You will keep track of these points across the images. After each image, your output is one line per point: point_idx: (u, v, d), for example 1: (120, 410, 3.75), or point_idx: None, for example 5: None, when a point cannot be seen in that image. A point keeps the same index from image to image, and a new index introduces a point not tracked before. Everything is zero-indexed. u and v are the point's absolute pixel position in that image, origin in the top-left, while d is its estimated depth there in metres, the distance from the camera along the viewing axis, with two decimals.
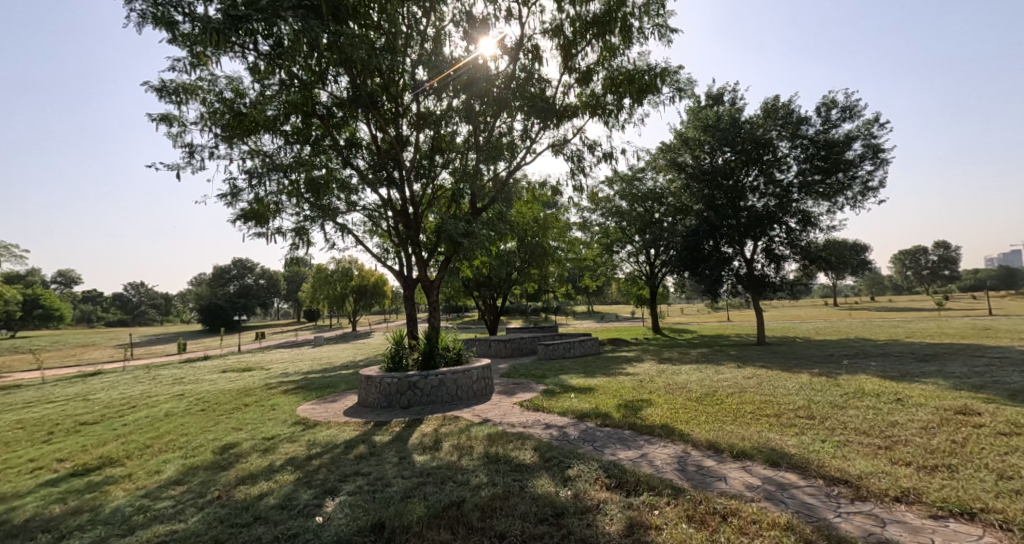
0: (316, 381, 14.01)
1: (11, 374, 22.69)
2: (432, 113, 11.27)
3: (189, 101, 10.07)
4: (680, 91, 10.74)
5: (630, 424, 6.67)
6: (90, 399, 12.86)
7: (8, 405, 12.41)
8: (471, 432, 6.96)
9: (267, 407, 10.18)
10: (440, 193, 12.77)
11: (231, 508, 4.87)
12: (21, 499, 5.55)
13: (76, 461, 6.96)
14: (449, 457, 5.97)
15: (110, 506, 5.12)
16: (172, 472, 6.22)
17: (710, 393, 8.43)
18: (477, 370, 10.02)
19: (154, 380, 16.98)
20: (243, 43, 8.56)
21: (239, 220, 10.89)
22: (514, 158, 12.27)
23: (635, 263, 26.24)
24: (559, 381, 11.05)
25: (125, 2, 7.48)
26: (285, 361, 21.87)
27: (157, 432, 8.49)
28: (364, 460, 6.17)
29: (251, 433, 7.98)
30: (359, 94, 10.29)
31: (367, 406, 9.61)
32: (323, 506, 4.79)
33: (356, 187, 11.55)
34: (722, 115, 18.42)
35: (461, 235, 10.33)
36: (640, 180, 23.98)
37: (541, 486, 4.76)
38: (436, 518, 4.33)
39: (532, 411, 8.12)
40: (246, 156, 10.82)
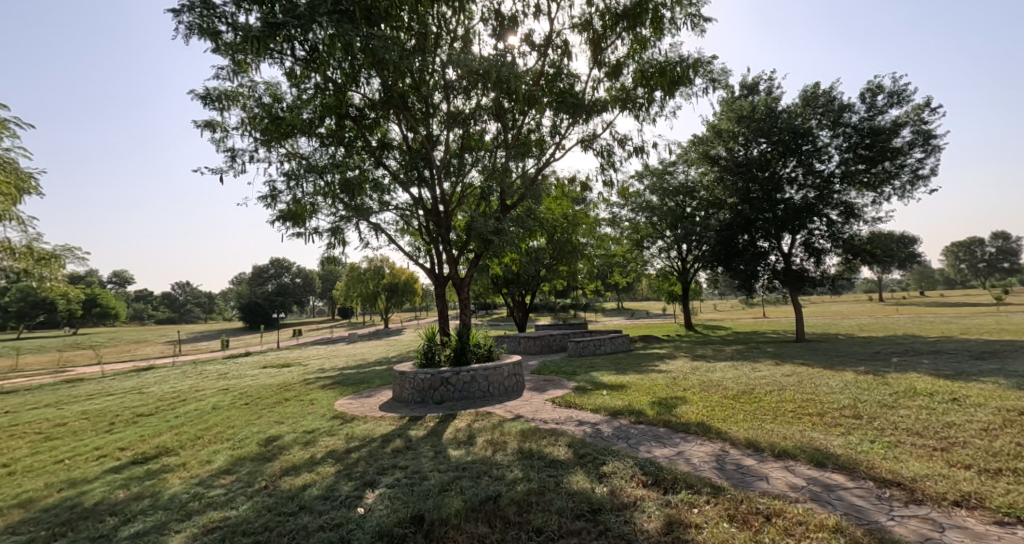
0: (351, 376, 14.45)
1: (74, 368, 24.31)
2: (462, 111, 11.39)
3: (231, 107, 10.51)
4: (714, 82, 10.44)
5: (665, 422, 6.58)
6: (144, 393, 13.65)
7: (73, 398, 13.32)
8: (504, 428, 7.03)
9: (307, 401, 10.57)
10: (470, 191, 12.87)
11: (278, 497, 5.10)
12: (89, 484, 5.96)
13: (136, 449, 7.42)
14: (484, 452, 6.05)
15: (168, 493, 5.44)
16: (221, 462, 6.54)
17: (747, 391, 8.23)
18: (508, 367, 10.08)
19: (202, 375, 17.86)
20: (281, 49, 8.87)
21: (277, 221, 11.26)
22: (543, 154, 12.25)
23: (667, 258, 25.82)
24: (591, 378, 10.99)
25: (173, 15, 7.87)
26: (321, 357, 22.61)
27: (206, 424, 8.94)
28: (400, 454, 6.33)
29: (292, 426, 8.30)
30: (391, 95, 10.49)
31: (401, 401, 9.82)
32: (364, 498, 4.95)
33: (389, 187, 11.76)
34: (757, 105, 17.85)
35: (490, 233, 10.38)
36: (671, 174, 23.52)
37: (577, 482, 4.77)
38: (474, 512, 4.41)
39: (565, 408, 8.13)
40: (284, 159, 11.18)
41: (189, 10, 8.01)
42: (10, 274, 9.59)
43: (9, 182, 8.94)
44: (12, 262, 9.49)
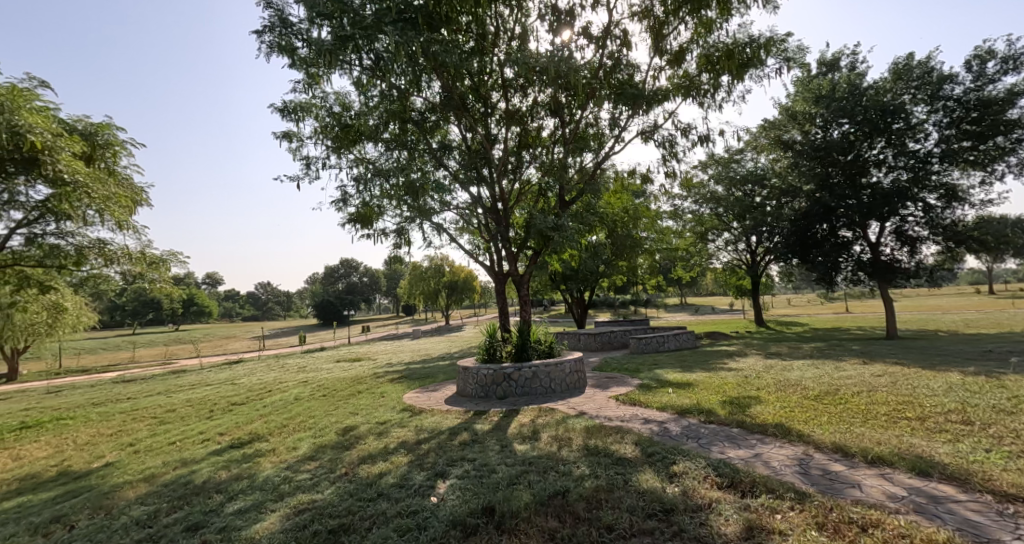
0: (417, 371, 15.04)
1: (177, 361, 27.22)
2: (520, 109, 11.46)
3: (306, 118, 11.27)
4: (788, 61, 9.76)
5: (739, 422, 6.29)
6: (236, 384, 15.02)
7: (179, 387, 14.93)
8: (569, 425, 7.04)
9: (378, 394, 11.15)
10: (528, 188, 12.92)
11: (358, 484, 5.44)
12: (197, 464, 6.66)
13: (233, 435, 8.20)
14: (549, 447, 6.10)
15: (262, 475, 5.97)
16: (305, 449, 7.07)
17: (831, 391, 7.67)
18: (570, 363, 10.07)
19: (284, 368, 19.36)
20: (350, 60, 9.37)
21: (348, 224, 11.89)
22: (602, 148, 12.05)
23: (734, 251, 24.52)
24: (656, 375, 10.71)
25: (256, 36, 8.55)
26: (388, 352, 23.74)
27: (290, 414, 9.69)
28: (468, 446, 6.52)
29: (366, 417, 8.80)
30: (451, 97, 10.74)
31: (465, 395, 10.08)
32: (436, 487, 5.16)
33: (449, 188, 12.02)
34: (838, 83, 16.50)
35: (550, 229, 10.34)
36: (738, 162, 22.28)
37: (647, 481, 4.69)
38: (543, 506, 4.47)
39: (630, 405, 8.00)
40: (353, 165, 11.79)
41: (269, 30, 8.67)
42: (128, 277, 10.86)
43: (127, 196, 10.03)
44: (131, 266, 10.67)
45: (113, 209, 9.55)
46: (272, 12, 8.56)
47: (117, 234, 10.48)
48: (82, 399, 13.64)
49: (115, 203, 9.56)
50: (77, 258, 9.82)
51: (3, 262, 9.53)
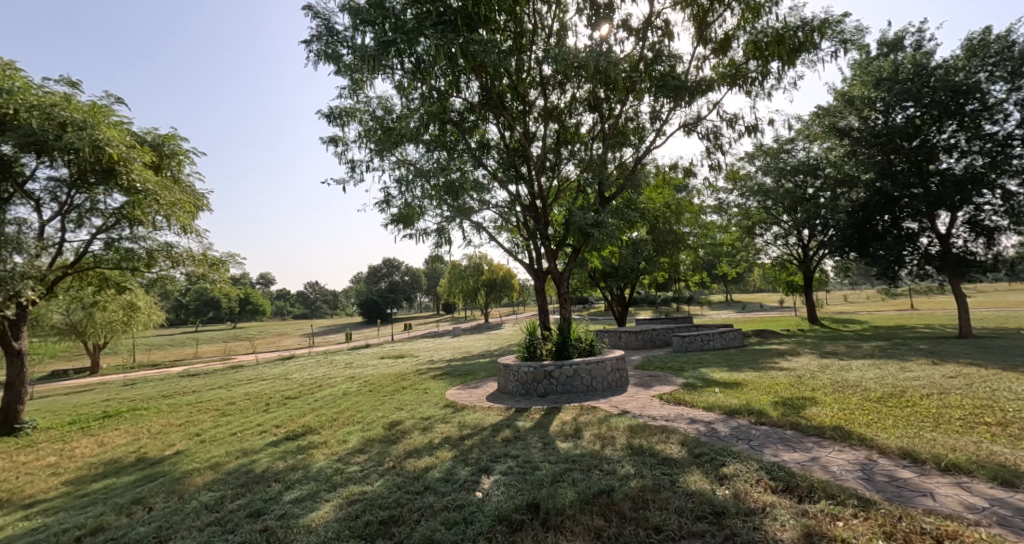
0: (459, 368, 15.31)
1: (236, 357, 28.86)
2: (558, 106, 11.40)
3: (350, 123, 11.66)
4: (845, 43, 9.21)
5: (793, 424, 6.02)
6: (289, 378, 15.77)
7: (238, 381, 15.85)
8: (612, 423, 6.95)
9: (421, 390, 11.42)
10: (567, 185, 12.84)
11: (405, 477, 5.59)
12: (257, 454, 7.06)
13: (288, 427, 8.62)
14: (592, 446, 6.06)
15: (316, 466, 6.25)
16: (354, 442, 7.34)
17: (896, 393, 7.20)
18: (611, 362, 9.93)
19: (332, 365, 20.16)
20: (392, 64, 9.61)
21: (391, 224, 12.20)
22: (642, 142, 11.80)
23: (784, 246, 23.35)
24: (702, 375, 10.39)
25: (304, 45, 8.91)
26: (431, 349, 24.24)
27: (339, 408, 10.07)
28: (511, 443, 6.57)
29: (411, 413, 9.03)
30: (490, 97, 10.81)
31: (506, 392, 10.15)
32: (481, 483, 5.24)
33: (488, 187, 12.11)
34: (901, 65, 15.48)
35: (590, 226, 10.22)
36: (789, 152, 21.23)
37: (695, 482, 4.58)
38: (589, 504, 4.44)
39: (675, 405, 7.81)
40: (395, 167, 12.08)
41: (316, 39, 9.01)
42: (192, 277, 11.59)
43: (191, 201, 10.71)
44: (194, 267, 11.41)
45: (178, 214, 10.27)
46: (319, 22, 8.90)
47: (182, 237, 11.21)
48: (154, 391, 14.74)
49: (180, 209, 10.28)
50: (148, 261, 10.56)
51: (86, 265, 10.34)
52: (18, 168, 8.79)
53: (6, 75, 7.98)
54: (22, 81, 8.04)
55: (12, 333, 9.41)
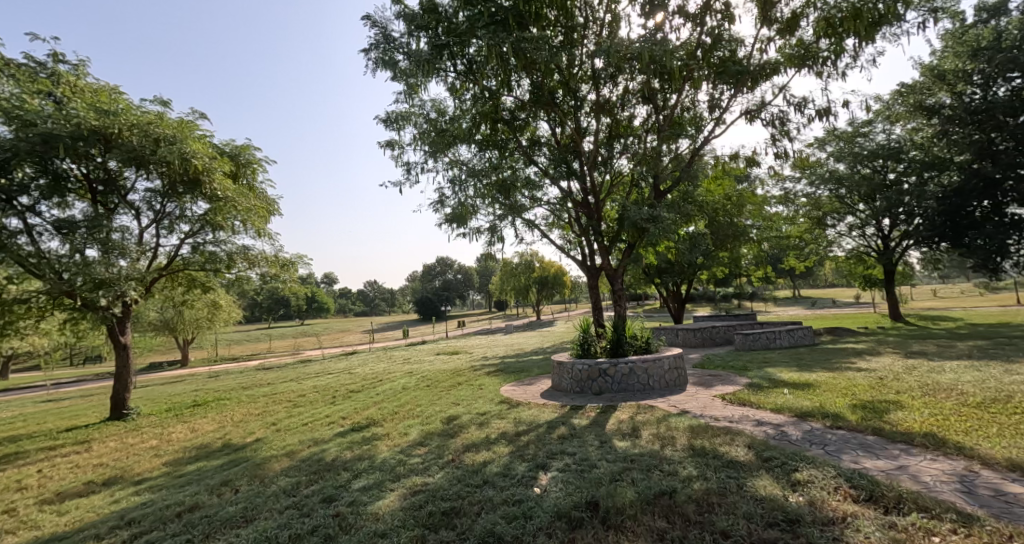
0: (512, 365, 15.44)
1: (304, 352, 30.75)
2: (610, 99, 11.15)
3: (406, 126, 12.03)
4: (935, 12, 8.35)
5: (875, 429, 5.58)
6: (352, 373, 16.58)
7: (307, 375, 16.85)
8: (671, 423, 6.75)
9: (476, 386, 11.63)
10: (620, 179, 12.55)
11: (464, 470, 5.73)
12: (326, 444, 7.49)
13: (353, 419, 9.07)
14: (651, 446, 5.92)
15: (380, 457, 6.54)
16: (415, 435, 7.60)
17: (999, 398, 6.47)
18: (669, 360, 9.64)
19: (391, 360, 20.95)
20: (445, 67, 9.83)
21: (446, 224, 12.47)
22: (700, 133, 11.32)
23: (860, 237, 21.56)
24: (768, 374, 9.84)
25: (363, 54, 9.30)
26: (484, 346, 24.64)
27: (400, 402, 10.47)
28: (567, 440, 6.55)
29: (467, 408, 9.22)
30: (540, 93, 10.76)
31: (561, 390, 10.10)
32: (539, 479, 5.26)
33: (539, 184, 12.08)
34: (1004, 31, 14.05)
35: (645, 221, 9.91)
36: (866, 135, 19.47)
37: (765, 487, 4.36)
38: (649, 504, 4.35)
39: (739, 405, 7.46)
40: (448, 167, 12.33)
41: (374, 48, 9.39)
42: (266, 277, 12.45)
43: (263, 207, 11.51)
44: (268, 268, 12.27)
45: (253, 219, 11.12)
46: (376, 31, 9.27)
47: (257, 240, 12.06)
48: (234, 383, 15.98)
49: (255, 214, 11.11)
50: (228, 262, 11.45)
51: (176, 267, 11.34)
52: (122, 181, 9.84)
53: (113, 100, 9.04)
54: (125, 103, 9.00)
55: (119, 329, 10.52)
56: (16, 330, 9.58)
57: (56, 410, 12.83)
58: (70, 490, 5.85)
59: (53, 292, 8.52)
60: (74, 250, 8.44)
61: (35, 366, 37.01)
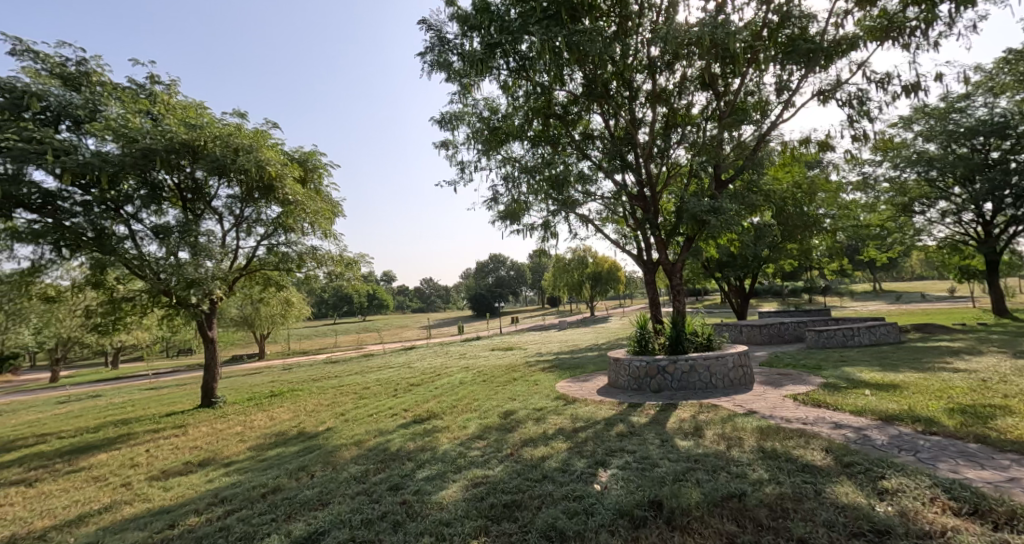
0: (568, 361, 15.36)
1: (367, 347, 32.22)
2: (666, 88, 10.75)
3: (460, 126, 12.23)
4: None
5: (977, 437, 5.05)
6: (412, 367, 17.19)
7: (370, 368, 17.67)
8: (738, 423, 6.46)
9: (532, 382, 11.69)
10: (678, 170, 12.09)
11: (524, 464, 5.78)
12: (390, 434, 7.82)
13: (414, 411, 9.40)
14: (716, 446, 5.69)
15: (441, 449, 6.74)
16: (474, 428, 7.76)
17: None
18: (733, 357, 9.20)
19: (448, 355, 21.48)
20: (498, 65, 9.91)
21: (499, 221, 12.58)
22: (766, 118, 10.68)
23: (954, 223, 19.47)
24: (847, 374, 9.15)
25: (419, 56, 9.55)
26: (538, 342, 24.68)
27: (458, 396, 10.74)
28: (626, 438, 6.43)
29: (524, 403, 9.29)
30: (594, 86, 10.55)
31: (617, 387, 9.93)
32: (598, 475, 5.21)
33: (593, 178, 11.89)
34: None
35: (705, 213, 9.49)
36: (963, 111, 17.52)
37: (847, 495, 4.07)
38: (717, 507, 4.18)
39: (814, 406, 7.00)
40: (501, 165, 12.41)
41: (430, 51, 9.63)
42: (332, 276, 13.17)
43: (329, 209, 12.14)
44: (333, 266, 12.97)
45: (321, 221, 11.81)
46: (432, 34, 9.49)
47: (323, 241, 12.76)
48: (305, 375, 17.06)
49: (322, 216, 11.79)
50: (299, 263, 12.22)
51: (253, 268, 12.24)
52: (207, 189, 10.73)
53: (199, 115, 9.89)
54: (209, 117, 9.82)
55: (207, 325, 11.52)
56: (125, 325, 10.75)
57: (157, 397, 14.30)
58: (172, 469, 6.51)
59: (154, 291, 9.46)
60: (169, 252, 9.29)
61: (139, 357, 41.48)
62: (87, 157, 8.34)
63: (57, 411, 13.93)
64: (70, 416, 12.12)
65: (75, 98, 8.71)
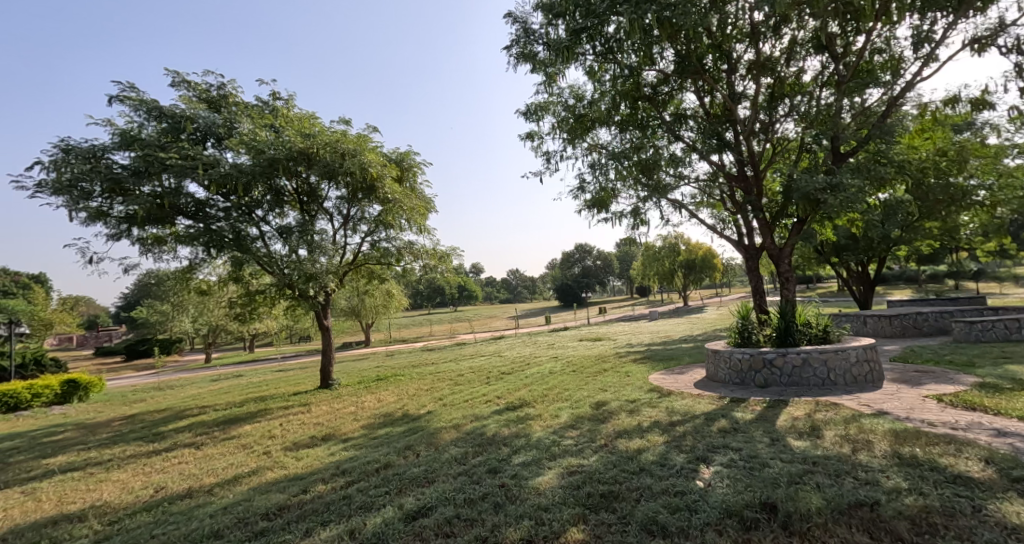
0: (661, 353, 14.79)
1: (460, 336, 33.68)
2: (772, 56, 9.78)
3: (544, 116, 12.20)
4: None
5: None
6: (503, 356, 17.68)
7: (464, 356, 18.49)
8: (866, 424, 5.77)
9: (623, 373, 11.44)
10: (785, 145, 10.97)
11: (619, 456, 5.69)
12: (485, 420, 8.14)
13: (507, 399, 9.68)
14: (839, 448, 5.15)
15: (535, 436, 6.87)
16: (566, 418, 7.80)
17: None
18: (857, 351, 8.23)
19: (537, 345, 21.75)
20: (584, 51, 9.71)
21: (587, 210, 12.37)
22: (898, 78, 9.28)
23: None
24: (1009, 373, 7.75)
25: (505, 50, 9.67)
26: (628, 333, 24.03)
27: (548, 385, 10.85)
28: (730, 435, 6.06)
29: (615, 394, 9.13)
30: (687, 63, 9.89)
31: (717, 381, 9.35)
32: (700, 472, 4.98)
33: (686, 160, 11.20)
34: None
35: (821, 191, 8.53)
36: None
37: (1016, 514, 3.47)
38: (843, 515, 3.80)
39: (965, 410, 6.04)
40: (587, 153, 12.16)
41: (515, 44, 9.69)
42: (427, 268, 13.90)
43: (423, 205, 12.79)
44: (428, 259, 13.69)
45: (416, 217, 12.51)
46: (517, 26, 9.54)
47: (419, 236, 13.48)
48: (405, 362, 18.29)
49: (417, 213, 12.46)
50: (398, 257, 13.08)
51: (359, 262, 13.30)
52: (319, 193, 11.82)
53: (312, 125, 10.91)
54: (320, 126, 10.79)
55: (324, 314, 12.77)
56: (258, 314, 12.29)
57: (285, 378, 16.25)
58: (302, 441, 7.37)
59: (281, 285, 10.69)
60: (293, 249, 10.45)
61: (269, 343, 47.47)
62: (227, 168, 9.60)
63: (210, 387, 16.46)
64: (221, 392, 14.24)
65: (217, 118, 10.09)
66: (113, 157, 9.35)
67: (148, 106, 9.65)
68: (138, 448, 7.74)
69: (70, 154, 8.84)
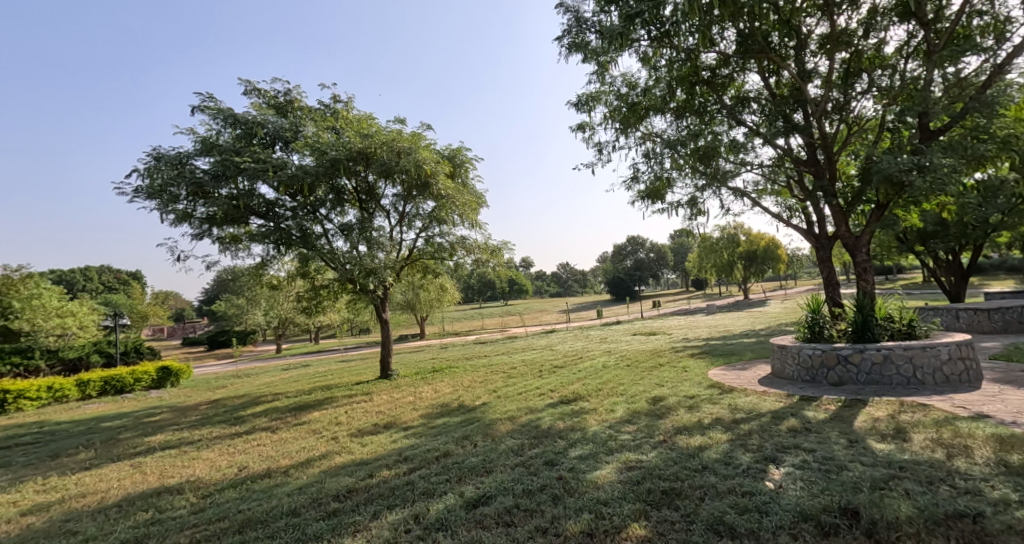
0: (720, 347, 14.18)
1: (511, 330, 33.94)
2: (847, 29, 9.03)
3: (596, 106, 11.95)
4: None
5: None
6: (556, 349, 17.65)
7: (516, 349, 18.63)
8: (961, 428, 5.25)
9: (680, 368, 11.08)
10: (862, 125, 10.11)
11: (680, 452, 5.52)
12: (540, 412, 8.16)
13: (560, 392, 9.64)
14: (929, 453, 4.72)
15: (590, 430, 6.80)
16: (622, 412, 7.66)
17: None
18: (948, 348, 7.50)
19: (589, 339, 21.51)
20: (637, 37, 9.42)
21: (641, 200, 12.02)
22: (1001, 44, 8.28)
23: None
24: None
25: (556, 41, 9.57)
26: (685, 327, 23.23)
27: (602, 379, 10.70)
28: (801, 435, 5.71)
29: (673, 390, 8.86)
30: (750, 43, 9.35)
31: (784, 378, 8.83)
32: (770, 472, 4.73)
33: (749, 145, 10.60)
34: None
35: (906, 173, 7.79)
36: None
37: None
38: (938, 525, 3.48)
39: None
40: (641, 141, 11.80)
41: (567, 34, 9.55)
42: (479, 262, 14.10)
43: (475, 200, 12.94)
44: (480, 254, 13.88)
45: (469, 213, 12.69)
46: (569, 16, 9.39)
47: (471, 231, 13.69)
48: (458, 354, 18.69)
49: (469, 208, 12.64)
50: (451, 252, 13.35)
51: (414, 257, 13.70)
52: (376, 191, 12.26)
53: (370, 125, 11.29)
54: (377, 126, 11.15)
55: (382, 308, 13.26)
56: (322, 308, 12.95)
57: (347, 368, 17.09)
58: (366, 428, 7.72)
59: (343, 279, 11.20)
60: (354, 246, 10.90)
61: (332, 334, 50.09)
62: (294, 170, 10.15)
63: (281, 376, 17.60)
64: (291, 381, 15.19)
65: (284, 122, 10.69)
66: (195, 163, 10.14)
67: (225, 114, 10.38)
68: (222, 431, 8.42)
69: (160, 161, 9.69)
